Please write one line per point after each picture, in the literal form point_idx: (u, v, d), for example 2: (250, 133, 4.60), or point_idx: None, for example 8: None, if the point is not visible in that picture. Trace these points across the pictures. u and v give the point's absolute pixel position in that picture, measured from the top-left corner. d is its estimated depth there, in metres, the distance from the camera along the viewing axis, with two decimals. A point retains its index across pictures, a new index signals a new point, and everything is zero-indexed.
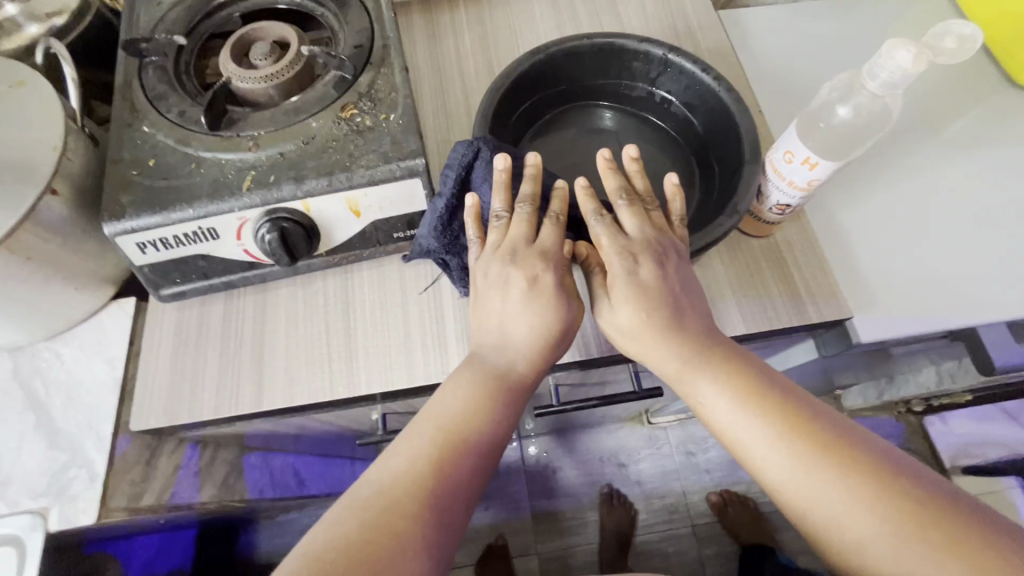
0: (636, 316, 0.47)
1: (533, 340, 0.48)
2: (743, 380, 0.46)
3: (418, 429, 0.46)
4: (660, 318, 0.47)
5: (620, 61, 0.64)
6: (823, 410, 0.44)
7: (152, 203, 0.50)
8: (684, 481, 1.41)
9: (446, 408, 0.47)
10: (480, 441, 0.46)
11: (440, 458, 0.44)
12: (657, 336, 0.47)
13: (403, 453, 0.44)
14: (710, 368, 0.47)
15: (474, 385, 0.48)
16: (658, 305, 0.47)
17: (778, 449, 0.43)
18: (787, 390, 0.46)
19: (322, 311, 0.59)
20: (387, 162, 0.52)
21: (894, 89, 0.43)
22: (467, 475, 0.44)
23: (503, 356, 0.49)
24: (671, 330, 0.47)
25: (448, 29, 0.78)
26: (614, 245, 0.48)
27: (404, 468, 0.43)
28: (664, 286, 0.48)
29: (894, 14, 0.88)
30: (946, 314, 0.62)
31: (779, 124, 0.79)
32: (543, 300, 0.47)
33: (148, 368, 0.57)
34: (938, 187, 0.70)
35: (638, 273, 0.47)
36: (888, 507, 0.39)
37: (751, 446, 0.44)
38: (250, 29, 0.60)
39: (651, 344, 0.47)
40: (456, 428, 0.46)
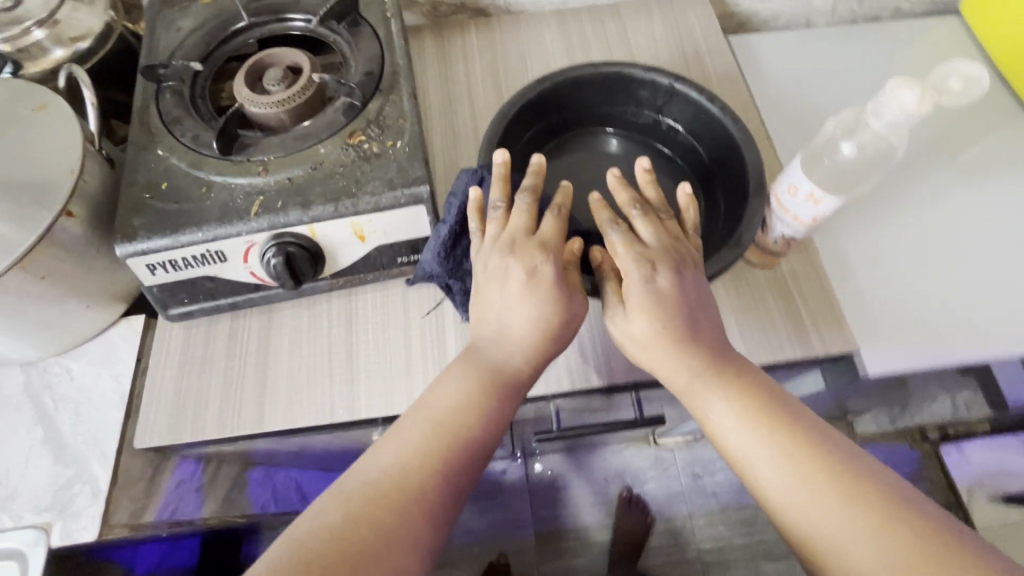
0: (649, 325, 0.46)
1: (530, 329, 0.48)
2: (753, 399, 0.46)
3: (414, 422, 0.46)
4: (674, 329, 0.46)
5: (627, 89, 0.64)
6: (830, 437, 0.44)
7: (163, 226, 0.52)
8: (691, 504, 1.40)
9: (443, 403, 0.47)
10: (474, 436, 0.46)
11: (432, 452, 0.44)
12: (671, 348, 0.47)
13: (395, 446, 0.45)
14: (722, 386, 0.46)
15: (470, 381, 0.47)
16: (673, 315, 0.46)
17: (784, 469, 0.42)
18: (796, 412, 0.45)
19: (326, 333, 0.60)
20: (392, 189, 0.53)
21: (898, 129, 0.41)
22: (458, 470, 0.44)
23: (502, 350, 0.49)
24: (684, 344, 0.46)
25: (460, 53, 0.80)
26: (629, 251, 0.48)
27: (396, 462, 0.43)
28: (679, 295, 0.47)
29: (905, 42, 0.87)
30: (956, 348, 0.61)
31: (787, 150, 0.78)
32: (535, 293, 0.47)
33: (154, 386, 0.57)
34: (951, 217, 0.69)
35: (654, 280, 0.47)
36: (892, 538, 0.39)
37: (756, 463, 0.44)
38: (263, 56, 0.62)
39: (663, 356, 0.47)
40: (451, 424, 0.46)
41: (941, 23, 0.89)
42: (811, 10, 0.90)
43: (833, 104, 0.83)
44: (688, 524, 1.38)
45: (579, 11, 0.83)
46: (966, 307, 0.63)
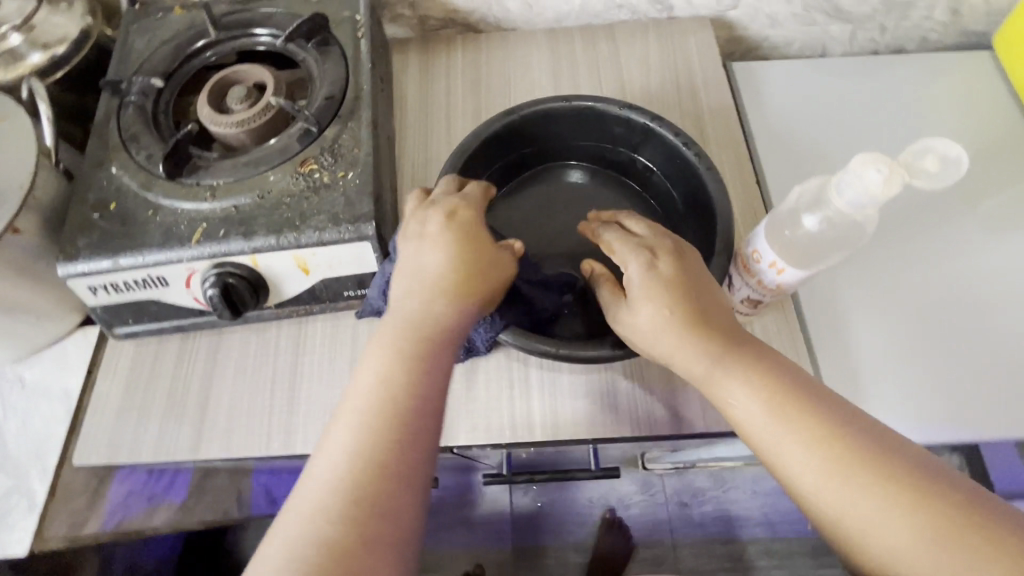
0: (660, 314, 0.44)
1: (448, 271, 0.43)
2: (769, 384, 0.42)
3: (350, 412, 0.39)
4: (686, 313, 0.44)
5: (601, 125, 0.60)
6: (851, 414, 0.41)
7: (105, 248, 0.51)
8: (675, 531, 1.32)
9: (377, 381, 0.40)
10: (420, 405, 0.39)
11: (383, 439, 0.38)
12: (683, 334, 0.43)
13: (338, 448, 0.38)
14: (741, 372, 0.42)
15: (394, 353, 0.41)
16: (685, 299, 0.44)
17: (812, 453, 0.39)
18: (812, 390, 0.42)
19: (272, 361, 0.59)
20: (337, 225, 0.51)
21: (863, 211, 0.37)
22: (418, 447, 0.38)
23: (422, 306, 0.43)
24: (699, 326, 0.43)
25: (443, 70, 0.77)
26: (623, 242, 0.47)
27: (344, 463, 0.37)
28: (686, 280, 0.45)
29: (926, 78, 0.81)
30: (945, 424, 0.56)
31: (781, 190, 0.73)
32: (451, 235, 0.44)
33: (98, 403, 0.58)
34: (955, 277, 0.63)
35: (655, 263, 0.45)
36: (935, 518, 0.36)
37: (783, 452, 0.40)
38: (229, 72, 0.61)
39: (678, 343, 0.44)
40: (390, 400, 0.39)
41: (970, 58, 0.82)
42: (827, 37, 0.84)
43: (839, 141, 0.77)
44: (672, 554, 1.30)
45: (572, 31, 0.79)
46: (960, 377, 0.58)
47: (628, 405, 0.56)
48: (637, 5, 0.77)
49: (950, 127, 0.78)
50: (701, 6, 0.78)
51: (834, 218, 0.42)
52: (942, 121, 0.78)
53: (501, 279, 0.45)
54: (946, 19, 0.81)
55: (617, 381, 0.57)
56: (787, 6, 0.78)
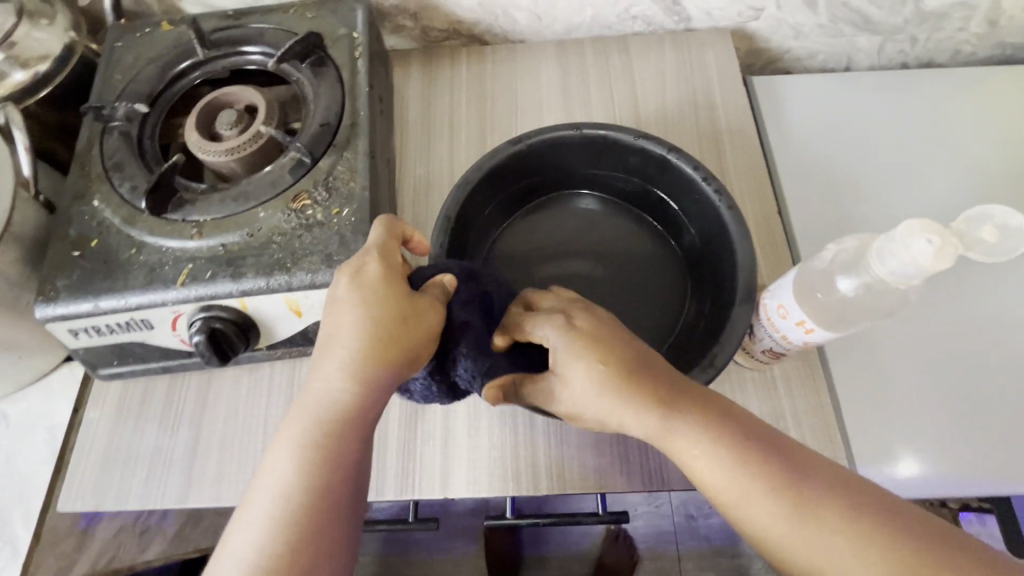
0: (592, 366, 0.40)
1: (358, 340, 0.39)
2: (719, 435, 0.38)
3: (255, 510, 0.36)
4: (620, 361, 0.41)
5: (614, 154, 0.57)
6: (799, 459, 0.38)
7: (86, 291, 0.48)
8: (680, 541, 1.18)
9: (282, 475, 0.37)
10: (329, 501, 0.37)
11: (286, 544, 0.35)
12: (621, 392, 0.40)
13: (239, 554, 0.35)
14: (690, 425, 0.39)
15: (305, 437, 0.38)
16: (613, 349, 0.41)
17: (770, 502, 0.36)
18: (759, 437, 0.39)
19: (265, 402, 0.56)
20: (329, 267, 0.48)
21: (910, 281, 0.36)
22: (328, 550, 0.36)
23: (330, 386, 0.39)
24: (637, 378, 0.40)
25: (446, 84, 0.73)
26: (532, 320, 0.44)
27: (247, 571, 0.34)
28: (606, 330, 0.42)
29: (961, 91, 0.76)
30: (984, 476, 0.51)
31: (805, 214, 0.68)
32: (359, 294, 0.41)
33: (83, 446, 0.55)
34: (998, 310, 0.58)
35: (574, 329, 0.42)
36: (900, 565, 0.33)
37: (745, 508, 0.37)
38: (219, 93, 0.58)
39: (621, 399, 0.40)
40: (295, 498, 0.36)
41: (1005, 72, 0.77)
42: (854, 49, 0.79)
43: (868, 159, 0.72)
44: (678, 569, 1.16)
45: (582, 43, 0.75)
46: (1002, 426, 0.53)
47: (639, 458, 0.53)
48: (653, 16, 0.73)
49: (986, 146, 0.72)
50: (720, 18, 0.73)
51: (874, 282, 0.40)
52: (977, 139, 0.73)
53: (425, 333, 0.42)
54: (983, 31, 0.76)
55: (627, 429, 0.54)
56: (813, 17, 0.73)
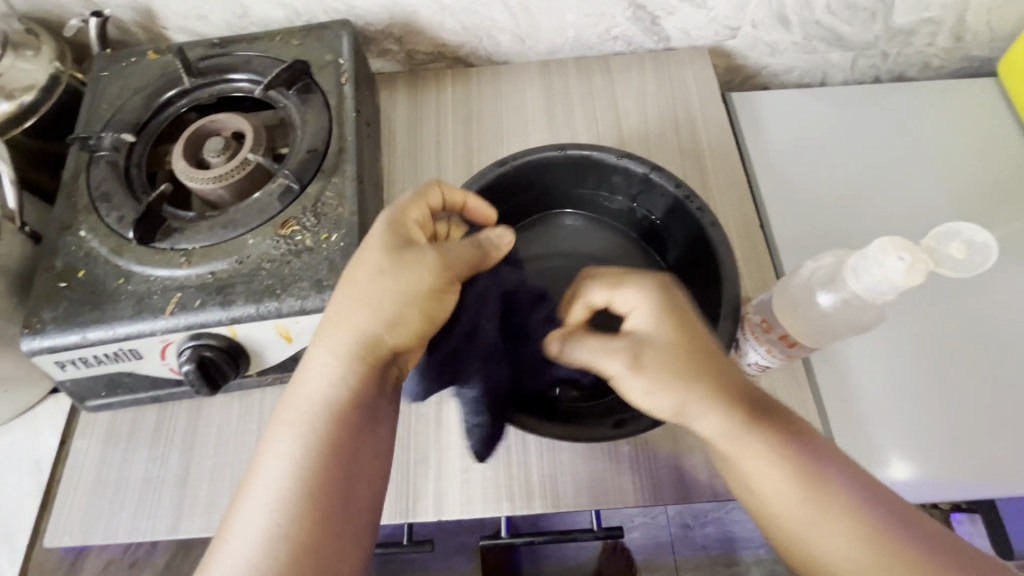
0: (676, 357, 0.40)
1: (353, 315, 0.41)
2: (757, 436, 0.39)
3: (263, 489, 0.37)
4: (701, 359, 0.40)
5: (598, 173, 0.58)
6: (858, 486, 0.39)
7: (72, 323, 0.48)
8: (678, 552, 1.17)
9: (286, 462, 0.38)
10: (331, 484, 0.37)
11: (290, 528, 0.36)
12: (700, 390, 0.40)
13: (243, 538, 0.36)
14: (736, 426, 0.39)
15: (309, 418, 0.39)
16: (694, 346, 0.41)
17: (824, 523, 0.38)
18: (822, 458, 0.39)
19: (256, 428, 0.56)
20: (319, 292, 0.48)
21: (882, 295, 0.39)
22: (330, 533, 0.36)
23: (331, 375, 0.40)
24: (716, 379, 0.40)
25: (432, 106, 0.74)
26: (622, 279, 0.43)
27: (259, 545, 0.35)
28: (694, 323, 0.42)
29: (931, 103, 0.78)
30: (962, 480, 0.53)
31: (786, 227, 0.70)
32: (360, 260, 0.43)
33: (71, 478, 0.54)
34: (969, 318, 0.61)
35: (665, 306, 0.42)
36: None
37: (796, 523, 0.38)
38: (207, 121, 0.58)
39: (696, 395, 0.40)
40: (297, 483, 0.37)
41: (972, 85, 0.80)
42: (828, 65, 0.81)
43: (845, 171, 0.74)
44: None
45: (565, 64, 0.77)
46: (976, 430, 0.55)
47: (632, 473, 0.53)
48: (633, 36, 0.75)
49: (956, 157, 0.75)
50: (698, 37, 0.76)
51: (850, 299, 0.42)
52: (947, 150, 0.75)
53: (424, 289, 0.42)
54: (949, 45, 0.78)
55: (619, 445, 0.55)
56: (787, 35, 0.75)
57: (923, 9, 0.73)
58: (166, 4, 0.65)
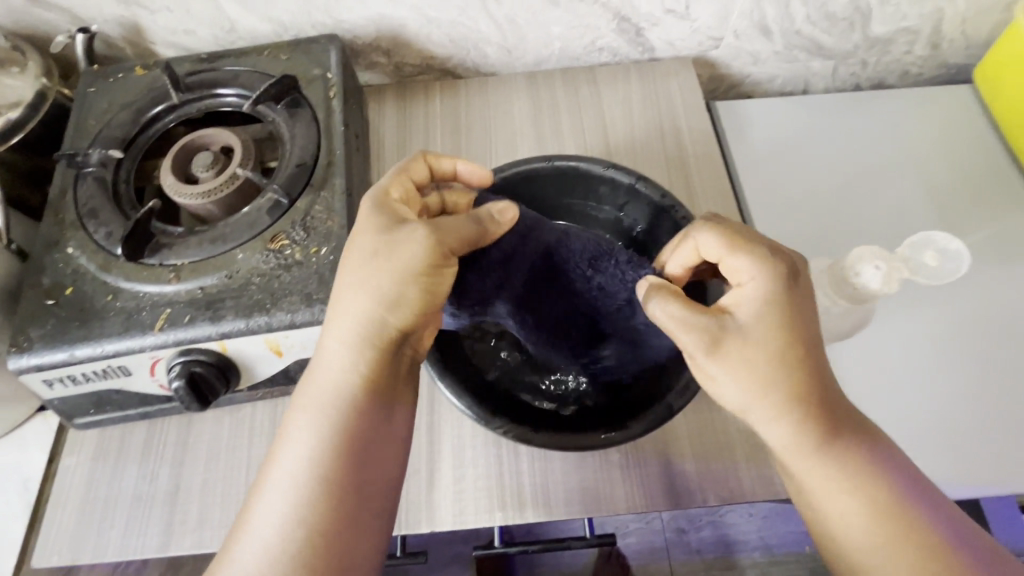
0: (765, 352, 0.39)
1: (357, 299, 0.42)
2: (816, 426, 0.40)
3: (290, 463, 0.40)
4: (792, 361, 0.39)
5: (585, 184, 0.59)
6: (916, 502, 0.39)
7: (60, 342, 0.48)
8: (673, 557, 1.17)
9: (303, 449, 0.41)
10: (345, 470, 0.40)
11: (307, 510, 0.39)
12: (781, 387, 0.39)
13: (263, 518, 0.39)
14: (798, 415, 0.39)
15: (331, 399, 0.42)
16: (789, 344, 0.40)
17: (876, 535, 0.38)
18: (885, 473, 0.40)
19: (247, 442, 0.55)
20: (309, 306, 0.48)
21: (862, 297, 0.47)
22: (343, 514, 0.39)
23: (342, 366, 0.42)
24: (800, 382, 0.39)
25: (421, 117, 0.75)
26: (738, 244, 0.43)
27: (286, 511, 0.39)
28: (799, 318, 0.40)
29: (911, 110, 0.80)
30: (947, 481, 0.54)
31: (771, 233, 0.71)
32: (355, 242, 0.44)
33: (60, 497, 0.54)
34: (949, 320, 0.62)
35: (777, 290, 0.41)
36: None
37: (851, 529, 0.39)
38: (195, 136, 0.58)
39: (772, 392, 0.39)
40: (313, 468, 0.40)
41: (949, 93, 0.82)
42: (810, 73, 0.82)
43: (828, 176, 0.75)
44: None
45: (552, 75, 0.78)
46: (959, 431, 0.56)
47: (622, 481, 0.54)
48: (618, 48, 0.76)
49: (936, 163, 0.76)
50: (682, 48, 0.77)
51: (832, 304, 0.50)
52: (929, 156, 0.77)
53: (416, 267, 0.42)
54: (927, 53, 0.80)
55: (610, 453, 0.55)
56: (769, 44, 0.77)
57: (900, 19, 0.74)
58: (153, 20, 0.65)
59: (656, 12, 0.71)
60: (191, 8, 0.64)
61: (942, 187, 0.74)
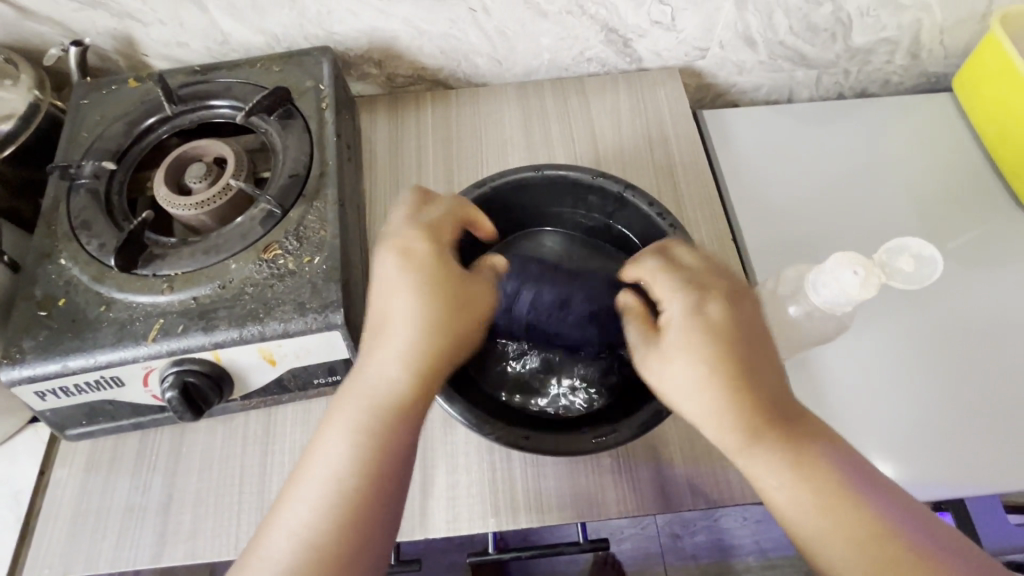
0: (696, 367, 0.41)
1: (407, 320, 0.44)
2: (781, 432, 0.40)
3: (315, 471, 0.41)
4: (734, 370, 0.41)
5: (575, 193, 0.60)
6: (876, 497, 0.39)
7: (52, 353, 0.48)
8: (668, 563, 1.17)
9: (332, 455, 0.41)
10: (382, 489, 0.41)
11: (338, 523, 0.39)
12: (729, 395, 0.41)
13: (288, 529, 0.39)
14: (745, 422, 0.40)
15: (359, 409, 0.42)
16: (725, 354, 0.41)
17: (840, 540, 0.38)
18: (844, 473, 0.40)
19: (240, 451, 0.56)
20: (302, 315, 0.49)
21: (836, 307, 0.45)
22: (373, 535, 0.40)
23: (379, 376, 0.43)
24: (744, 387, 0.41)
25: (413, 127, 0.75)
26: (670, 272, 0.46)
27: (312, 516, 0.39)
28: (731, 331, 0.42)
29: (892, 118, 0.82)
30: (931, 480, 0.55)
31: (759, 238, 0.72)
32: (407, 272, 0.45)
33: (51, 510, 0.54)
34: (931, 323, 0.64)
35: (709, 308, 0.43)
36: None
37: (815, 535, 0.39)
38: (188, 147, 0.59)
39: (715, 401, 0.41)
40: (347, 482, 0.40)
41: (930, 101, 0.84)
42: (794, 82, 0.84)
43: (813, 182, 0.77)
44: None
45: (541, 85, 0.79)
46: (941, 432, 0.57)
47: (614, 485, 0.54)
48: (606, 58, 0.77)
49: (918, 169, 0.78)
50: (669, 58, 0.78)
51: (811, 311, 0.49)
52: (911, 163, 0.78)
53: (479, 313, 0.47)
54: (907, 63, 0.82)
55: (601, 457, 0.56)
56: (754, 55, 0.79)
57: (880, 30, 0.77)
58: (147, 32, 0.66)
59: (643, 24, 0.72)
60: (184, 20, 0.65)
61: (923, 193, 0.76)
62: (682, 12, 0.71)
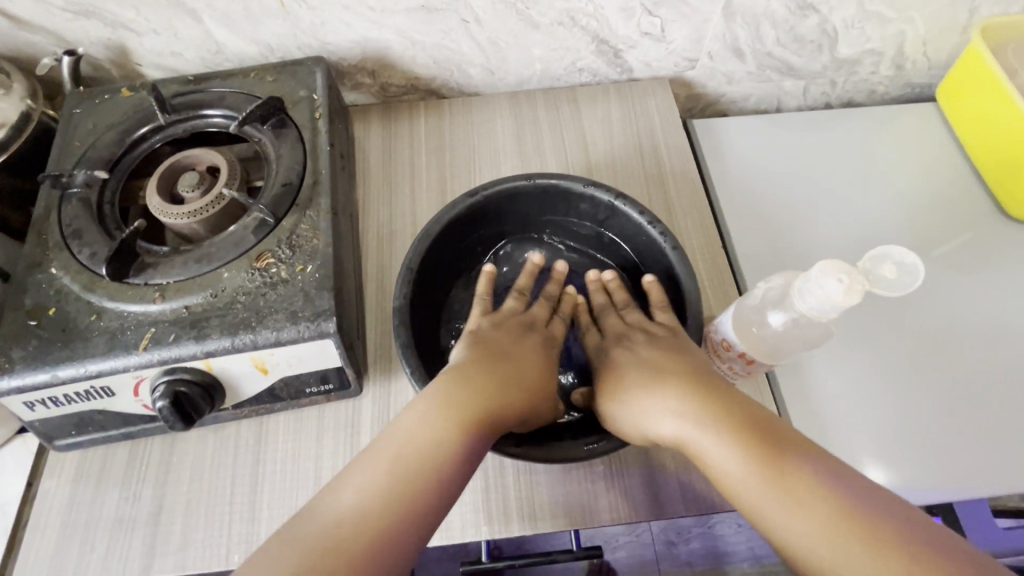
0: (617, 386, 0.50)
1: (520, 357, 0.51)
2: (705, 406, 0.45)
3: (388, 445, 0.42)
4: (646, 375, 0.49)
5: (566, 201, 0.61)
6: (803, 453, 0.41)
7: (41, 363, 0.48)
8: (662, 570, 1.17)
9: (408, 432, 0.42)
10: (445, 486, 0.41)
11: (399, 499, 0.39)
12: (649, 387, 0.47)
13: (343, 496, 0.39)
14: (666, 402, 0.46)
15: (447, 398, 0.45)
16: (636, 370, 0.50)
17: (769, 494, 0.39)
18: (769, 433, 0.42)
19: (231, 460, 0.55)
20: (295, 323, 0.49)
21: (824, 313, 0.45)
22: (419, 529, 0.39)
23: (479, 378, 0.47)
24: (661, 379, 0.47)
25: (406, 135, 0.76)
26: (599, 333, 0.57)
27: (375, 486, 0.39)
28: (636, 359, 0.51)
29: (878, 127, 0.84)
30: (919, 485, 0.56)
31: (749, 246, 0.73)
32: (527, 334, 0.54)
33: (38, 521, 0.53)
34: (917, 329, 0.65)
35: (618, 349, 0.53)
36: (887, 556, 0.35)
37: (746, 492, 0.40)
38: (181, 156, 0.59)
39: (637, 395, 0.48)
40: (418, 461, 0.41)
41: (914, 111, 0.85)
42: (782, 92, 0.86)
43: (802, 190, 0.78)
44: None
45: (534, 95, 0.80)
46: (929, 436, 0.58)
47: (607, 492, 0.54)
48: (597, 68, 0.78)
49: (904, 177, 0.79)
50: (659, 68, 0.80)
51: (798, 319, 0.49)
52: (897, 171, 0.80)
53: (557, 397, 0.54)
54: (892, 74, 0.84)
55: (594, 465, 0.56)
56: (742, 65, 0.80)
57: (865, 42, 0.78)
58: (140, 42, 0.66)
59: (633, 35, 0.74)
60: (178, 30, 0.65)
61: (909, 201, 0.77)
62: (671, 23, 0.72)
